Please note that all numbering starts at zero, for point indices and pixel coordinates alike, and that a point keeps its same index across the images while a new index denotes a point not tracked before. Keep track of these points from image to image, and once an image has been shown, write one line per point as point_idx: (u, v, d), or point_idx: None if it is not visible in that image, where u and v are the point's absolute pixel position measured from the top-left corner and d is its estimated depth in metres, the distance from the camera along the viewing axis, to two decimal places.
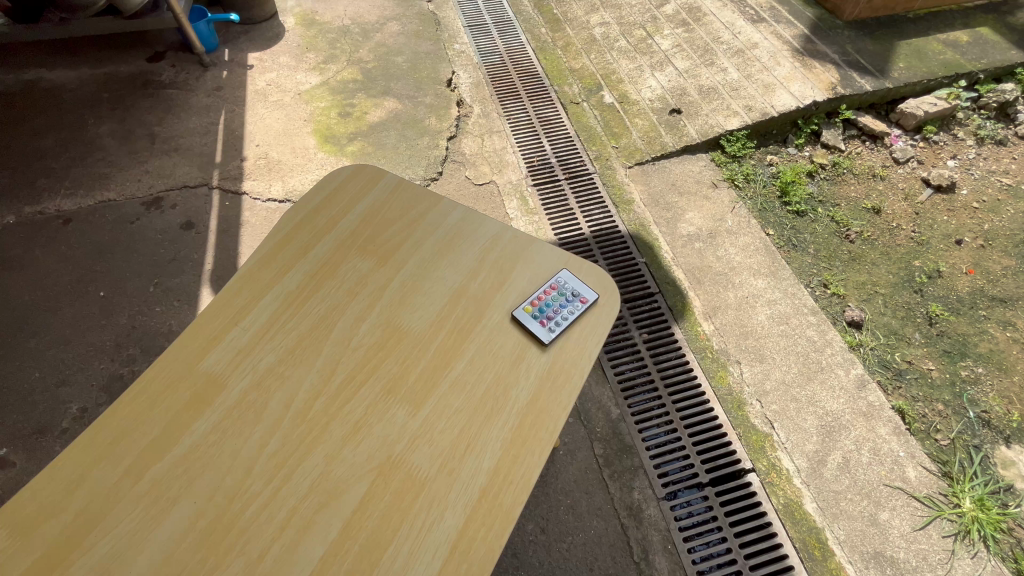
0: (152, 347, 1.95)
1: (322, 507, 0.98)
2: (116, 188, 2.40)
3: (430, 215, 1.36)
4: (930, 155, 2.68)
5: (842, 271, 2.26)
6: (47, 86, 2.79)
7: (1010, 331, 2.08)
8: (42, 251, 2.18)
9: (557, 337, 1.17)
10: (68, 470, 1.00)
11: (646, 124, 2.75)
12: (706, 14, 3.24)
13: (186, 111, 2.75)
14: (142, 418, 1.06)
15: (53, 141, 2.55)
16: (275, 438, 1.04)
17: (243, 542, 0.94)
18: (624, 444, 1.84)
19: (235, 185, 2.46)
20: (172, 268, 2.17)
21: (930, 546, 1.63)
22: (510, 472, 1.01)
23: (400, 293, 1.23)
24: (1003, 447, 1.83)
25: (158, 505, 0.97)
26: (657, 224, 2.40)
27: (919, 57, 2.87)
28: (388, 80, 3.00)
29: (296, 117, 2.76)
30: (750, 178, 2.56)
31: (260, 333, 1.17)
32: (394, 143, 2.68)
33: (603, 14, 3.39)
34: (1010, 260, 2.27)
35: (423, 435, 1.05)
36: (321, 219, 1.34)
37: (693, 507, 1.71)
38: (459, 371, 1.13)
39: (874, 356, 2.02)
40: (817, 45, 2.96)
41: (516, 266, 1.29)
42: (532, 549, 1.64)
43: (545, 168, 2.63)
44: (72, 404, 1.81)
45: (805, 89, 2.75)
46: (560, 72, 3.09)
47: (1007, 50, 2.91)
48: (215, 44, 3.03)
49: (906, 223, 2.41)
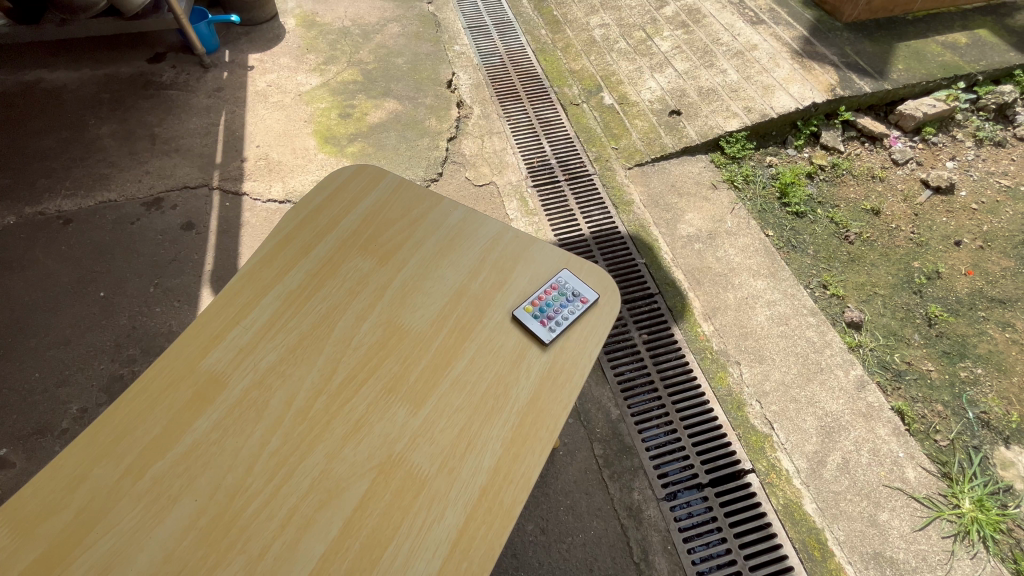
0: (152, 348, 1.95)
1: (323, 505, 0.98)
2: (116, 188, 2.40)
3: (431, 215, 1.37)
4: (929, 156, 2.68)
5: (842, 272, 2.27)
6: (48, 86, 2.79)
7: (1009, 332, 2.08)
8: (43, 251, 2.18)
9: (557, 337, 1.17)
10: (69, 467, 1.00)
11: (646, 125, 2.76)
12: (705, 16, 3.25)
13: (186, 112, 2.75)
14: (143, 416, 1.06)
15: (53, 141, 2.55)
16: (276, 436, 1.04)
17: (244, 540, 0.94)
18: (625, 444, 1.84)
19: (235, 186, 2.46)
20: (172, 269, 2.17)
21: (930, 546, 1.63)
22: (510, 471, 1.01)
23: (400, 292, 1.23)
24: (1002, 447, 1.83)
25: (159, 503, 0.97)
26: (657, 225, 2.40)
27: (918, 59, 2.88)
28: (389, 81, 3.00)
29: (296, 118, 2.77)
30: (749, 180, 2.56)
31: (261, 332, 1.17)
32: (394, 144, 2.69)
33: (603, 16, 3.39)
34: (1009, 261, 2.28)
35: (423, 433, 1.05)
36: (322, 218, 1.34)
37: (692, 507, 1.72)
38: (460, 370, 1.13)
39: (874, 356, 2.02)
40: (816, 47, 2.97)
41: (517, 266, 1.29)
42: (532, 549, 1.64)
43: (545, 169, 2.64)
44: (72, 404, 1.81)
45: (804, 90, 2.76)
46: (560, 74, 3.09)
47: (1006, 52, 2.92)
48: (216, 45, 3.04)
49: (906, 224, 2.42)
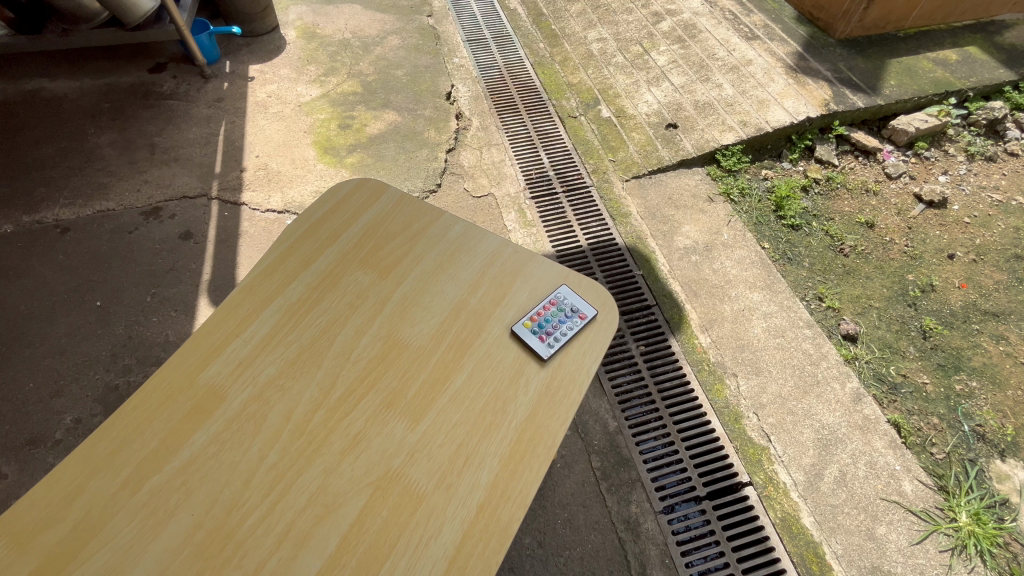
0: (147, 358, 1.94)
1: (320, 520, 0.97)
2: (115, 197, 2.40)
3: (431, 229, 1.37)
4: (921, 170, 2.72)
5: (837, 284, 2.28)
6: (48, 95, 2.80)
7: (1003, 345, 2.10)
8: (39, 260, 2.18)
9: (555, 352, 1.18)
10: (67, 480, 0.99)
11: (643, 138, 2.79)
12: (701, 31, 3.29)
13: (186, 122, 2.76)
14: (142, 427, 1.05)
15: (53, 150, 2.56)
16: (274, 450, 1.04)
17: (241, 555, 0.94)
18: (622, 457, 1.84)
19: (234, 196, 2.47)
20: (170, 278, 2.17)
21: (927, 560, 1.63)
22: (507, 488, 1.01)
23: (400, 306, 1.24)
24: (998, 461, 1.84)
25: (155, 517, 0.96)
26: (654, 237, 2.42)
27: (909, 75, 2.93)
28: (388, 92, 3.03)
29: (296, 128, 2.79)
30: (745, 193, 2.59)
31: (262, 344, 1.17)
32: (393, 155, 2.70)
33: (601, 30, 3.44)
34: (1002, 274, 2.30)
35: (421, 448, 1.05)
36: (323, 231, 1.34)
37: (690, 520, 1.71)
38: (458, 385, 1.13)
39: (870, 369, 2.03)
40: (810, 62, 3.02)
41: (516, 280, 1.30)
42: (529, 562, 1.63)
43: (542, 181, 2.66)
44: (66, 414, 1.80)
45: (799, 104, 2.79)
46: (558, 87, 3.13)
47: (995, 69, 2.97)
48: (217, 56, 3.06)
49: (900, 237, 2.44)
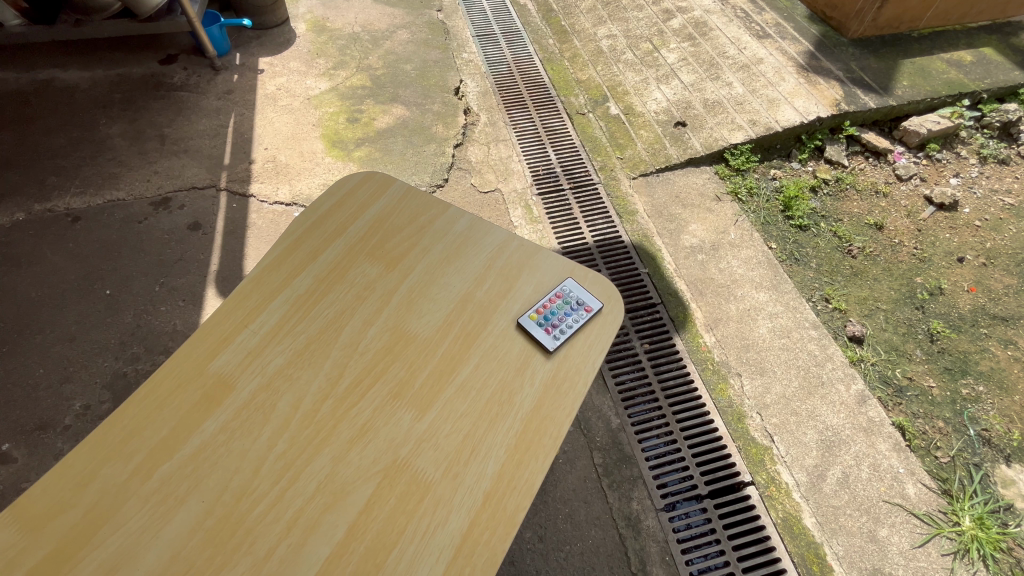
0: (155, 347, 1.96)
1: (328, 508, 0.98)
2: (125, 187, 2.42)
3: (438, 222, 1.38)
4: (932, 172, 2.70)
5: (844, 286, 2.27)
6: (60, 85, 2.83)
7: (1011, 350, 2.08)
8: (50, 248, 2.20)
9: (561, 345, 1.18)
10: (78, 467, 1.00)
11: (652, 135, 2.78)
12: (712, 29, 3.26)
13: (197, 113, 2.78)
14: (154, 415, 1.07)
15: (64, 140, 2.58)
16: (283, 439, 1.05)
17: (251, 541, 0.95)
18: (624, 453, 1.84)
19: (242, 188, 2.48)
20: (178, 268, 2.19)
21: (929, 563, 1.63)
22: (513, 477, 1.02)
23: (407, 298, 1.24)
24: (1003, 465, 1.82)
25: (166, 503, 0.98)
26: (661, 235, 2.41)
27: (923, 75, 2.89)
28: (396, 86, 3.04)
29: (305, 122, 2.80)
30: (753, 192, 2.58)
31: (271, 334, 1.18)
32: (401, 150, 2.70)
33: (610, 26, 3.42)
34: (1013, 279, 2.28)
35: (428, 438, 1.06)
36: (330, 223, 1.35)
37: (691, 518, 1.71)
38: (464, 377, 1.14)
39: (875, 371, 2.02)
40: (821, 61, 2.99)
41: (523, 273, 1.30)
42: (530, 557, 1.63)
43: (549, 177, 2.65)
44: (75, 400, 1.82)
45: (809, 104, 2.77)
46: (566, 84, 3.12)
47: (1010, 71, 2.94)
48: (227, 48, 3.07)
49: (908, 239, 2.42)
